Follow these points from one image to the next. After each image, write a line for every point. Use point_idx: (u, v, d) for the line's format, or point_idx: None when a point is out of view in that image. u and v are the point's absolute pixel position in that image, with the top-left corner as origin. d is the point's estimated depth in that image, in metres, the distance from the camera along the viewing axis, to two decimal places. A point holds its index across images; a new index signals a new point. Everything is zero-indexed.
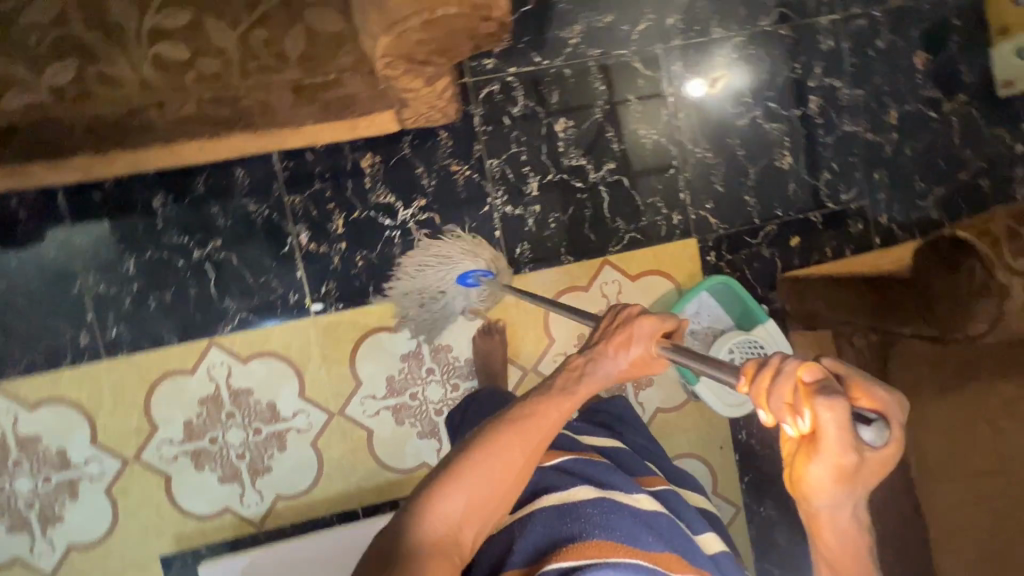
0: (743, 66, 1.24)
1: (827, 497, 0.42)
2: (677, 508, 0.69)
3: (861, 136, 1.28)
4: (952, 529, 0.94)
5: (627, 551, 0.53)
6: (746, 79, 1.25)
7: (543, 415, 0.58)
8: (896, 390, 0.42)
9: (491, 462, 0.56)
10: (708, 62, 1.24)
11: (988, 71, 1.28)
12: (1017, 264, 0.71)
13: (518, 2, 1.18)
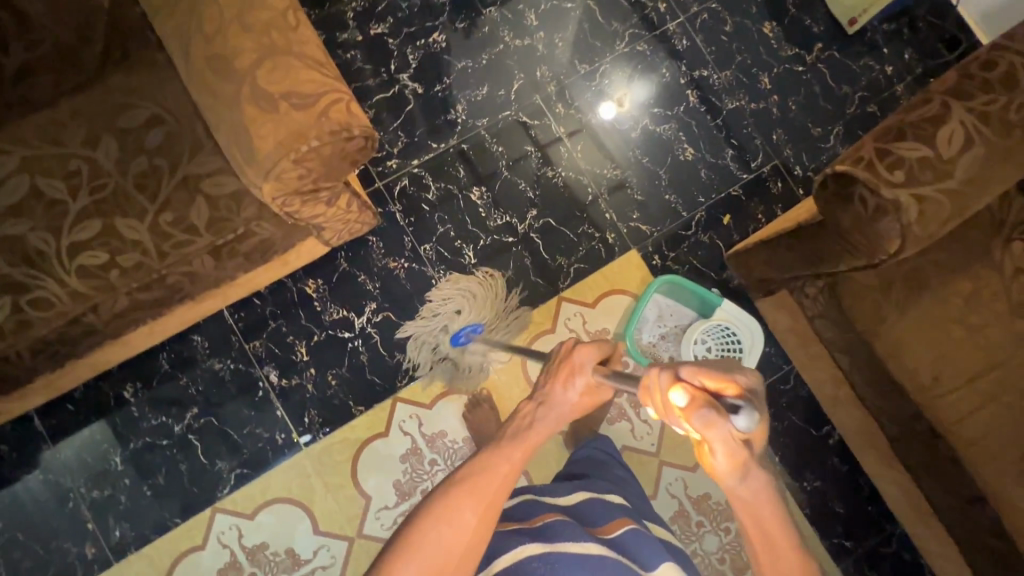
0: (640, 80, 1.36)
1: (732, 473, 0.56)
2: (636, 547, 0.67)
3: (746, 108, 1.36)
4: (974, 438, 0.92)
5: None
6: (624, 96, 1.35)
7: (496, 469, 0.63)
8: (748, 372, 0.55)
9: (446, 526, 0.57)
10: (610, 86, 1.35)
11: (831, 16, 1.39)
12: (896, 177, 0.75)
13: (401, 104, 1.30)
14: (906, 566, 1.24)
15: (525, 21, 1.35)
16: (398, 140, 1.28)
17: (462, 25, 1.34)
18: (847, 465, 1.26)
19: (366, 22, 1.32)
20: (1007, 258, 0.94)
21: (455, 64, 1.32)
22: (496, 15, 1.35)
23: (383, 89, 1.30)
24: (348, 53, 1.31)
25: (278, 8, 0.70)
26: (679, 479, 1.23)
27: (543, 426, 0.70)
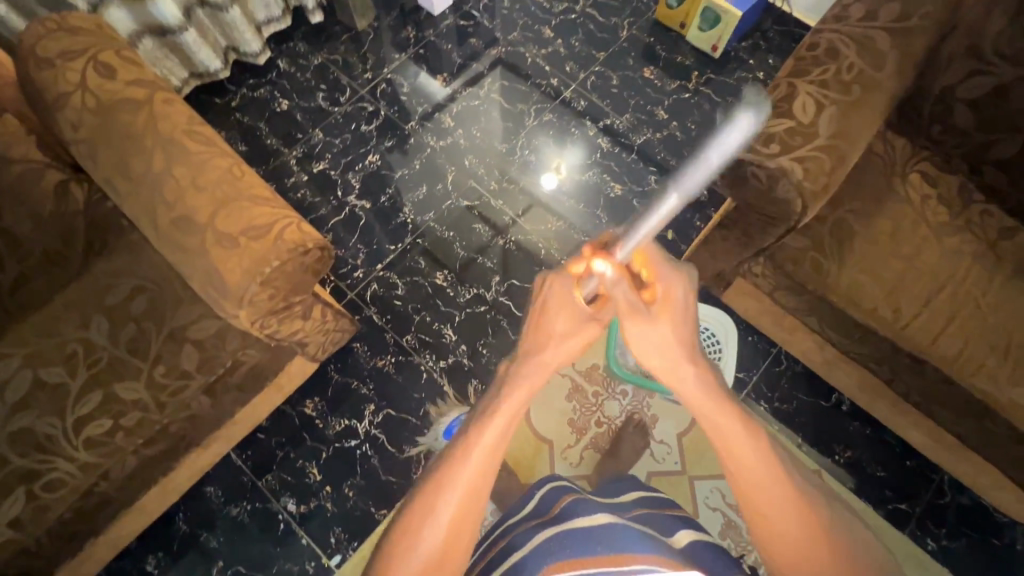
0: (565, 149, 1.53)
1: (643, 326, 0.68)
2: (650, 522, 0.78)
3: (653, 138, 1.53)
4: (955, 350, 0.95)
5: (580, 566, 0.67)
6: (560, 165, 1.51)
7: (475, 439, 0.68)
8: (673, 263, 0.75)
9: (431, 520, 0.64)
10: (544, 161, 1.51)
11: (696, 48, 1.62)
12: (772, 150, 0.87)
13: (354, 221, 1.44)
14: (970, 511, 1.20)
15: (443, 125, 1.55)
16: (360, 252, 1.41)
17: (391, 143, 1.53)
18: (869, 426, 1.26)
19: (309, 164, 1.51)
20: (909, 189, 1.04)
21: (393, 175, 1.49)
22: (418, 127, 1.55)
23: (336, 213, 1.45)
24: (299, 194, 1.47)
25: (224, 166, 0.83)
26: (714, 490, 1.22)
27: (521, 386, 0.73)
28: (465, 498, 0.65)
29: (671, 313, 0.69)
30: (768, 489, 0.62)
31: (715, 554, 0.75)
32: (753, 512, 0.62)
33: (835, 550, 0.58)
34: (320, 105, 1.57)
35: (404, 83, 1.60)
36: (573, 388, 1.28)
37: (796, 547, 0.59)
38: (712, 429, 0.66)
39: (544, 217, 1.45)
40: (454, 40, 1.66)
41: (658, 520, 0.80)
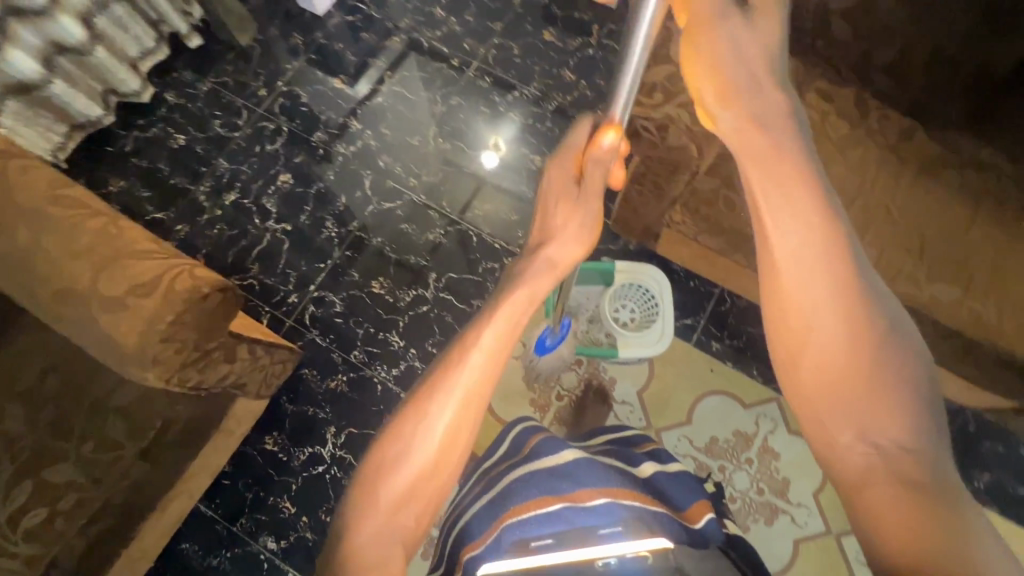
0: (501, 123, 1.50)
1: (722, 50, 0.59)
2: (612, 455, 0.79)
3: (565, 102, 1.51)
4: (874, 260, 0.96)
5: (538, 505, 0.67)
6: (497, 142, 1.48)
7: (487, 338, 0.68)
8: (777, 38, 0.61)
9: (424, 434, 0.65)
10: (482, 139, 1.49)
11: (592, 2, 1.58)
12: None
13: (279, 247, 1.40)
14: None
15: (351, 129, 1.50)
16: (291, 277, 1.37)
17: (301, 159, 1.48)
18: None
19: (220, 197, 1.45)
20: (808, 108, 1.04)
21: (310, 191, 1.45)
22: (326, 137, 1.50)
23: (258, 242, 1.41)
24: (216, 229, 1.42)
25: (98, 227, 0.79)
26: (681, 437, 1.24)
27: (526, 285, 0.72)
28: (456, 413, 0.66)
29: (764, 20, 0.60)
30: (817, 291, 0.56)
31: (678, 483, 0.76)
32: (787, 310, 0.57)
33: (865, 373, 0.54)
34: (219, 134, 1.51)
35: (303, 93, 1.54)
36: (529, 369, 1.28)
37: (824, 352, 0.56)
38: (772, 191, 0.58)
39: (496, 197, 1.44)
40: (345, 39, 1.59)
41: (622, 453, 0.82)
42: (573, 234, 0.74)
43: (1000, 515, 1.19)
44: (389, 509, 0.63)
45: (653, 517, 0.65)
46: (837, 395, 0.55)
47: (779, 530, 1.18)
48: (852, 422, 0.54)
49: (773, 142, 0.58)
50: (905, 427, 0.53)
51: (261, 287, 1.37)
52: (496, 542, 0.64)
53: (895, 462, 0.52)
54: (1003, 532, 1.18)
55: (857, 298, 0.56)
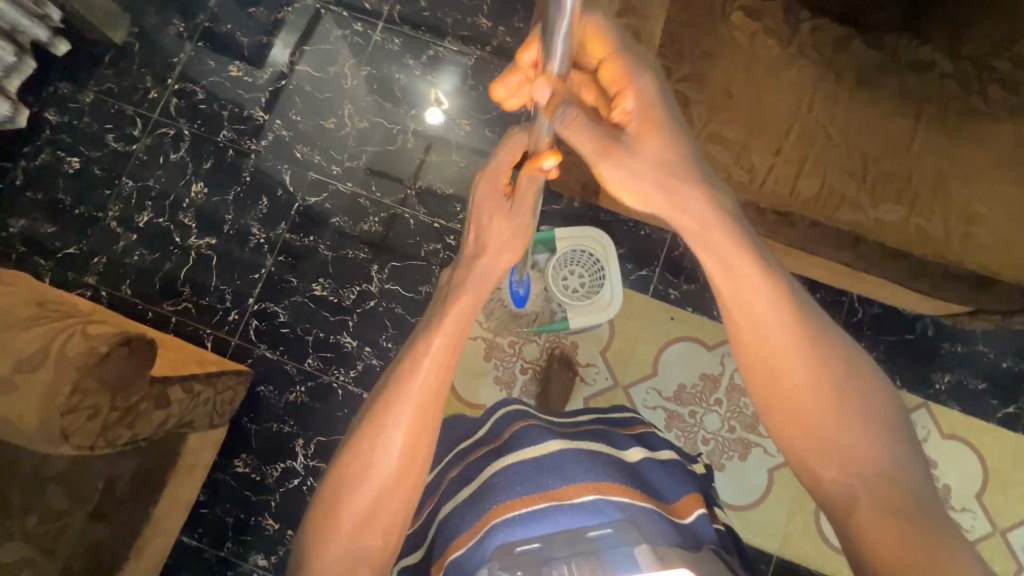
0: (441, 73, 1.39)
1: (624, 173, 0.65)
2: (603, 435, 0.70)
3: (485, 55, 1.39)
4: (816, 191, 0.91)
5: (523, 504, 0.59)
6: (438, 96, 1.38)
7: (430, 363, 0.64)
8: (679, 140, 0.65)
9: (383, 447, 0.61)
10: (423, 95, 1.38)
11: None
12: None
13: (208, 264, 1.32)
14: (882, 318, 1.25)
15: (258, 122, 1.38)
16: (226, 293, 1.30)
17: (212, 164, 1.36)
18: None
19: (133, 220, 1.34)
20: (734, 30, 0.95)
21: (227, 198, 1.35)
22: (233, 135, 1.37)
23: (184, 262, 1.32)
24: (136, 255, 1.33)
25: None
26: (649, 390, 1.24)
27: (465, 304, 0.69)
28: (414, 422, 0.62)
29: (649, 138, 0.65)
30: (786, 346, 0.58)
31: (672, 469, 0.68)
32: (759, 366, 0.59)
33: (842, 416, 0.55)
34: (116, 150, 1.37)
35: (198, 89, 1.40)
36: (489, 348, 1.26)
37: (798, 402, 0.57)
38: (719, 271, 0.61)
39: (447, 153, 1.35)
40: (232, 18, 1.43)
41: (613, 431, 0.72)
42: (508, 243, 0.73)
43: (963, 413, 1.22)
44: (353, 527, 0.59)
45: (646, 514, 0.58)
46: (821, 440, 0.56)
47: (754, 463, 1.21)
48: (837, 465, 0.55)
49: (706, 233, 0.62)
50: (886, 465, 0.54)
51: (197, 309, 1.30)
52: (480, 548, 0.58)
53: (878, 493, 0.53)
54: (965, 428, 1.21)
55: (824, 349, 0.58)
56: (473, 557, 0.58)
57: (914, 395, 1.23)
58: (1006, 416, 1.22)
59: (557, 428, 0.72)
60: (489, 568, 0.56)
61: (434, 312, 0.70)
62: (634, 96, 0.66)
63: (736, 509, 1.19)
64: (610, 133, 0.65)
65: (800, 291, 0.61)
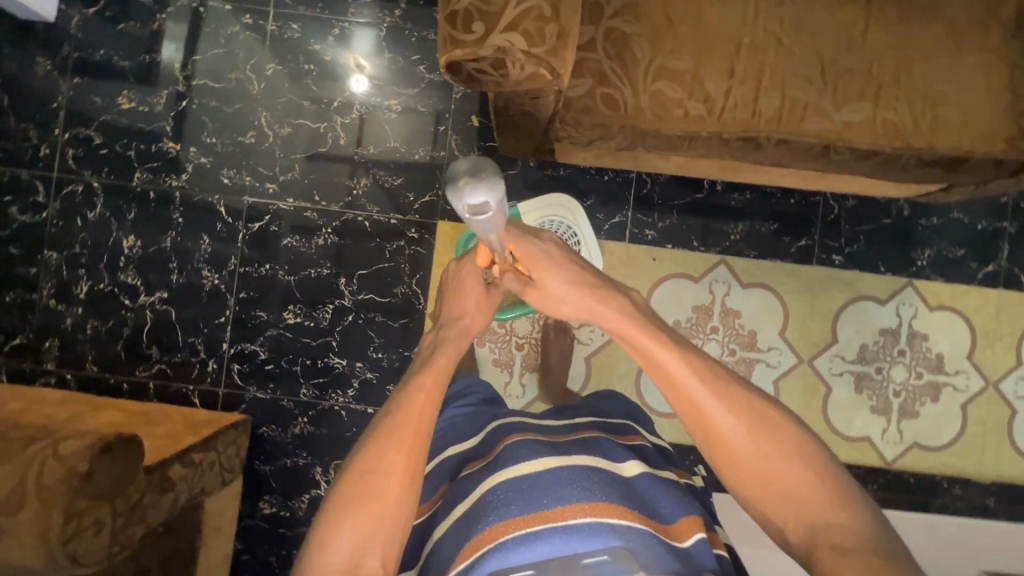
0: (354, 36, 1.25)
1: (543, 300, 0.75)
2: (599, 446, 0.69)
3: (396, 22, 1.25)
4: (777, 109, 0.86)
5: (517, 527, 0.58)
6: (357, 60, 1.25)
7: (428, 386, 0.67)
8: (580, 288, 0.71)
9: (379, 473, 0.60)
10: (343, 65, 1.25)
11: None
12: (478, 31, 0.66)
13: (167, 319, 1.24)
14: (858, 209, 1.25)
15: (171, 155, 1.25)
16: (197, 345, 1.24)
17: (136, 212, 1.25)
18: (747, 190, 1.24)
19: (71, 292, 1.24)
20: None
21: (165, 246, 1.25)
22: (149, 175, 1.25)
23: (142, 323, 1.24)
24: (89, 329, 1.24)
25: None
26: None
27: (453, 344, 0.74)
28: (409, 448, 0.62)
29: (553, 276, 0.73)
30: (711, 409, 0.60)
31: (668, 486, 0.67)
32: (695, 427, 0.62)
33: (786, 466, 0.58)
34: (25, 222, 1.24)
35: (93, 132, 1.25)
36: (481, 332, 1.23)
37: (745, 456, 0.59)
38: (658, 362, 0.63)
39: (388, 121, 1.25)
40: (104, 42, 1.26)
41: (609, 442, 0.71)
42: (477, 311, 0.80)
43: (946, 282, 1.25)
44: (347, 557, 0.57)
45: (641, 538, 0.58)
46: (771, 487, 0.58)
47: (758, 378, 1.24)
48: (788, 510, 0.57)
49: (618, 324, 0.68)
50: (831, 503, 0.56)
51: (172, 368, 1.24)
52: (472, 573, 0.57)
53: (832, 531, 0.55)
54: (949, 296, 1.25)
55: (749, 406, 0.60)
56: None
57: (898, 276, 1.25)
58: (986, 275, 1.25)
59: (552, 440, 0.71)
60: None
61: (422, 360, 0.73)
62: (527, 255, 0.73)
63: None
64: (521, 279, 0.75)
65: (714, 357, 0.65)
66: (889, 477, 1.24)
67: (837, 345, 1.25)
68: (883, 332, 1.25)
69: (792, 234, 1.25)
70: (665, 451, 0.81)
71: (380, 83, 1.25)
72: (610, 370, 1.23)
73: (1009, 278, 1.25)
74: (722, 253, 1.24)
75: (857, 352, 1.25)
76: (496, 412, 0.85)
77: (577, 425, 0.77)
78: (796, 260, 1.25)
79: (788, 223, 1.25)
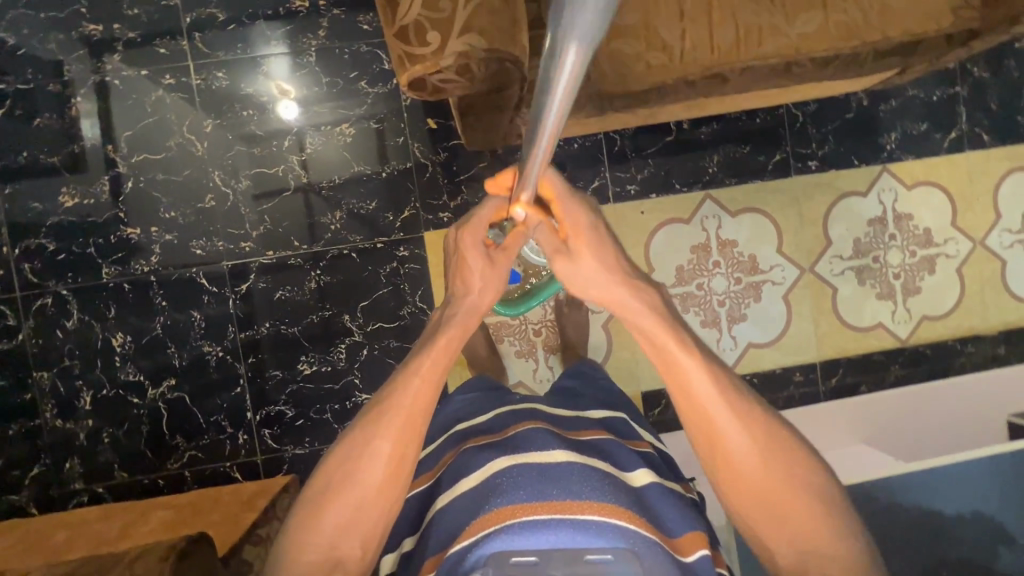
0: (274, 63, 1.20)
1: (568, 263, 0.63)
2: (609, 453, 0.70)
3: (324, 42, 1.20)
4: (733, 40, 0.86)
5: (524, 512, 0.58)
6: (280, 86, 1.20)
7: (424, 368, 0.62)
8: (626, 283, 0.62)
9: (366, 462, 0.59)
10: (270, 96, 1.20)
11: None
12: (434, 41, 0.64)
13: (182, 404, 1.21)
14: (820, 111, 1.27)
15: (134, 240, 1.20)
16: (221, 421, 1.21)
17: (116, 308, 1.19)
18: (713, 122, 1.25)
19: (75, 406, 1.19)
20: None
21: (156, 333, 1.20)
22: (116, 267, 1.19)
23: (156, 416, 1.20)
24: (106, 437, 1.20)
25: None
26: None
27: (465, 319, 0.66)
28: (399, 440, 0.60)
29: (591, 247, 0.63)
30: (729, 430, 0.59)
31: (676, 497, 0.66)
32: (704, 440, 0.61)
33: (795, 495, 0.57)
34: (3, 351, 1.18)
35: (44, 239, 1.18)
36: (497, 329, 1.23)
37: (754, 481, 0.59)
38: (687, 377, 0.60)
39: (329, 143, 1.21)
40: (26, 143, 1.18)
41: (620, 448, 0.71)
42: (487, 288, 0.67)
43: (916, 159, 1.29)
44: (332, 538, 0.58)
45: (648, 544, 0.57)
46: (770, 513, 0.58)
47: (768, 298, 1.28)
48: (784, 536, 0.58)
49: (642, 325, 0.61)
50: (825, 531, 0.57)
51: (203, 451, 1.21)
52: (474, 552, 0.56)
53: (822, 562, 0.56)
54: (922, 172, 1.30)
55: (772, 437, 0.59)
56: (465, 559, 0.57)
57: (872, 166, 1.29)
58: (952, 143, 1.29)
59: (567, 436, 0.71)
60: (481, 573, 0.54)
61: (427, 336, 0.66)
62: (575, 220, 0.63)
63: (771, 342, 1.28)
64: (555, 243, 0.63)
65: (748, 390, 0.61)
66: (907, 355, 1.30)
67: (832, 246, 1.29)
68: (870, 222, 1.29)
69: (765, 152, 1.27)
70: (672, 461, 0.80)
71: (326, 109, 1.21)
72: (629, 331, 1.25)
73: (973, 139, 1.30)
74: (704, 188, 1.26)
75: (852, 248, 1.29)
76: (507, 394, 0.84)
77: (589, 422, 0.77)
78: (774, 176, 1.27)
79: (759, 143, 1.26)
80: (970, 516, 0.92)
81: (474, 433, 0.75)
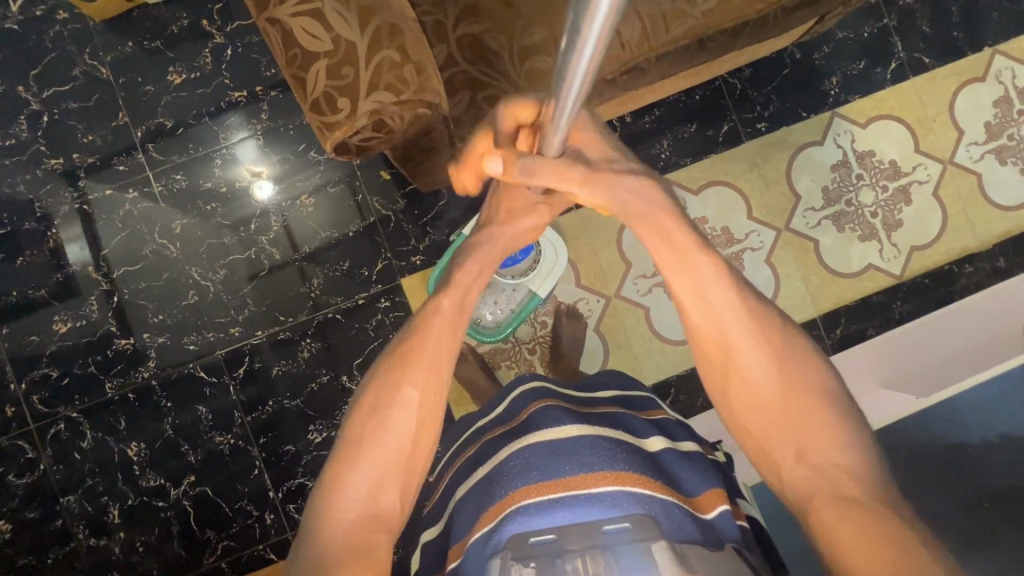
0: (228, 155, 1.25)
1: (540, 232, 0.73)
2: (622, 422, 0.71)
3: (268, 124, 1.25)
4: (641, 32, 0.89)
5: (537, 494, 0.60)
6: (251, 171, 1.25)
7: (428, 336, 0.68)
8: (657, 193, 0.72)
9: (398, 406, 0.64)
10: (231, 188, 1.25)
11: (182, 8, 1.25)
12: (346, 105, 0.67)
13: (205, 496, 1.23)
14: (756, 74, 1.28)
15: (130, 350, 1.24)
16: (247, 506, 1.22)
17: (126, 419, 1.23)
18: (655, 109, 1.27)
19: (104, 521, 1.22)
20: None
21: (168, 434, 1.23)
22: (118, 379, 1.23)
23: (184, 513, 1.22)
24: (140, 546, 1.22)
25: None
26: (636, 281, 1.26)
27: (468, 277, 0.75)
28: (427, 381, 0.66)
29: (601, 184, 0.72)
30: (745, 333, 0.64)
31: (692, 461, 0.68)
32: (722, 362, 0.64)
33: (801, 398, 0.60)
34: (28, 484, 1.22)
35: (47, 369, 1.23)
36: (492, 357, 1.24)
37: (760, 381, 0.62)
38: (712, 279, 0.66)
39: (294, 217, 1.25)
40: (13, 282, 1.24)
41: (631, 419, 0.72)
42: (514, 226, 0.80)
43: (864, 97, 1.29)
44: (368, 494, 0.60)
45: (665, 508, 0.58)
46: (771, 422, 0.61)
47: (752, 265, 1.28)
48: (791, 446, 0.59)
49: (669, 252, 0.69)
50: (831, 440, 0.58)
51: (234, 539, 1.22)
52: (494, 536, 0.59)
53: (839, 480, 0.55)
54: (872, 108, 1.30)
55: (789, 362, 0.62)
56: (487, 544, 0.59)
57: (821, 114, 1.29)
58: (894, 73, 1.30)
59: (579, 410, 0.72)
60: (503, 556, 0.56)
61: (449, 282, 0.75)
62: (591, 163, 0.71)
63: None
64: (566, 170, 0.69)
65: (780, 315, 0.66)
66: (908, 289, 1.28)
67: (802, 200, 1.29)
68: (834, 167, 1.29)
69: (712, 126, 1.28)
70: (688, 424, 0.80)
71: (283, 184, 1.25)
72: (620, 329, 1.25)
73: (914, 64, 1.30)
74: (661, 174, 1.27)
75: (822, 198, 1.29)
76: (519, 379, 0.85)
77: (600, 399, 0.78)
78: (727, 147, 1.28)
79: (703, 119, 1.28)
80: (998, 440, 0.97)
81: (492, 424, 0.77)
